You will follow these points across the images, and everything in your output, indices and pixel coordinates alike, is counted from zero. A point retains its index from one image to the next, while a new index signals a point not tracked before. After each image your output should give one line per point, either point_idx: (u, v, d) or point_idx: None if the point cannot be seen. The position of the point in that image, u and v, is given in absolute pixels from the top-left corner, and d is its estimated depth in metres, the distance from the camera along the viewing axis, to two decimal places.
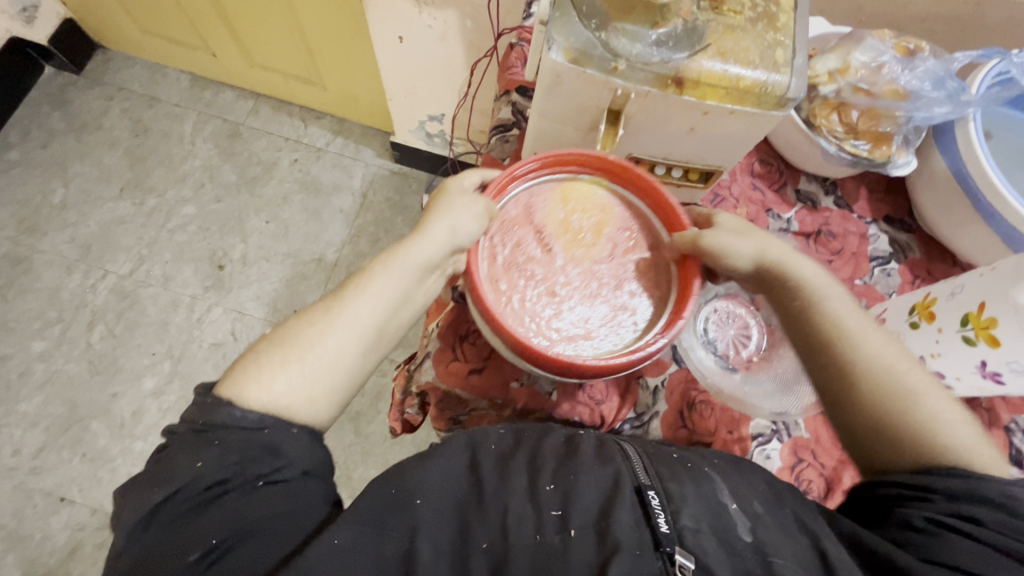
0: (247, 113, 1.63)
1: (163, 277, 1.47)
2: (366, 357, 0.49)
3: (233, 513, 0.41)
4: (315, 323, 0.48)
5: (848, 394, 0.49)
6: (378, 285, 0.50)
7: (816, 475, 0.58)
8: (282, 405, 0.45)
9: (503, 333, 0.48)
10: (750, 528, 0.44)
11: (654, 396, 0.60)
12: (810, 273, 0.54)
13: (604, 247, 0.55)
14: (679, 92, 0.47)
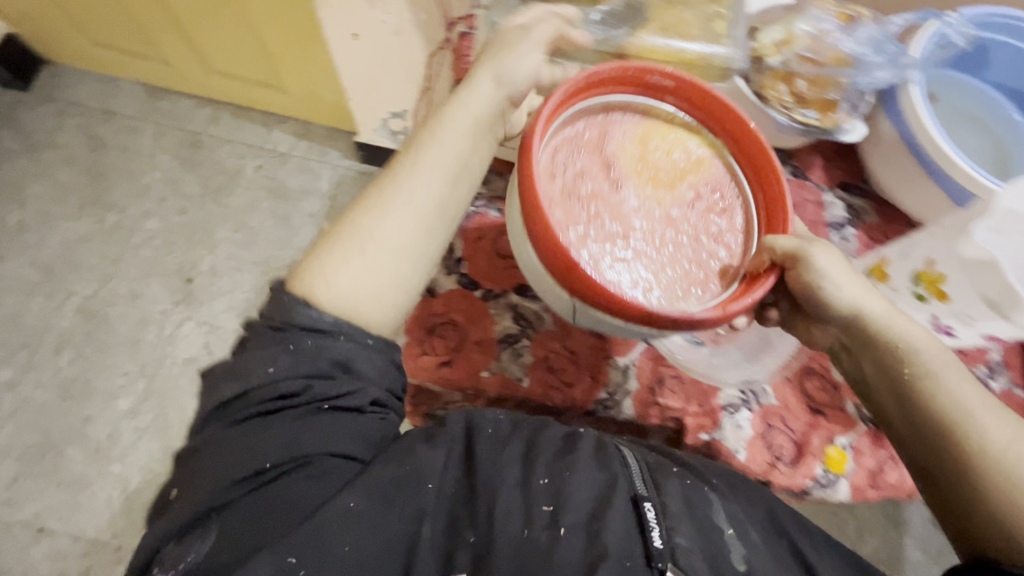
0: (207, 121, 1.59)
1: (131, 294, 1.43)
2: (426, 240, 0.48)
3: (287, 442, 0.43)
4: (373, 198, 0.48)
5: (968, 485, 0.45)
6: (429, 162, 0.48)
7: (787, 440, 0.60)
8: (349, 299, 0.46)
9: (546, 248, 0.43)
10: (745, 556, 0.50)
11: (625, 374, 0.60)
12: (929, 341, 0.50)
13: (679, 203, 0.52)
14: (622, 69, 0.48)
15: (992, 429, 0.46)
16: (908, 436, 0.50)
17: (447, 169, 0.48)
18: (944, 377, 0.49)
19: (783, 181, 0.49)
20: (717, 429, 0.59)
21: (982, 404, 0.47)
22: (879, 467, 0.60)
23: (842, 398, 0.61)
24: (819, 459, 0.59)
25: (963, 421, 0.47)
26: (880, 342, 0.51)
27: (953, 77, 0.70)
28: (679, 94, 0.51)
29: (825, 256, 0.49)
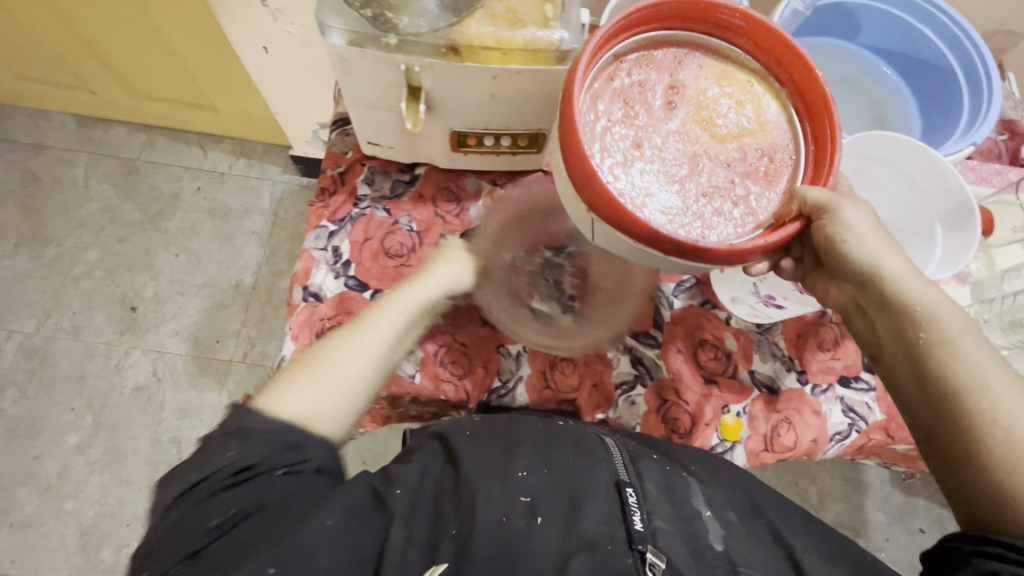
0: (142, 147, 1.58)
1: (74, 328, 1.41)
2: (385, 370, 0.51)
3: (252, 492, 0.40)
4: (345, 332, 0.50)
5: (970, 454, 0.43)
6: (386, 308, 0.52)
7: (681, 412, 0.61)
8: (308, 417, 0.45)
9: (573, 147, 0.41)
10: (722, 535, 0.47)
11: (518, 361, 0.61)
12: (949, 307, 0.47)
13: (731, 148, 0.47)
14: (459, 59, 0.47)
15: (1005, 401, 0.42)
16: (918, 405, 0.47)
17: (403, 329, 0.52)
18: (962, 345, 0.45)
19: (836, 135, 0.45)
20: (611, 408, 0.61)
21: (999, 374, 0.44)
22: (773, 430, 0.61)
23: (734, 366, 0.63)
24: (714, 428, 0.60)
25: (972, 390, 0.43)
26: (894, 302, 0.48)
27: (827, 43, 0.71)
28: (754, 37, 0.48)
29: (853, 208, 0.46)
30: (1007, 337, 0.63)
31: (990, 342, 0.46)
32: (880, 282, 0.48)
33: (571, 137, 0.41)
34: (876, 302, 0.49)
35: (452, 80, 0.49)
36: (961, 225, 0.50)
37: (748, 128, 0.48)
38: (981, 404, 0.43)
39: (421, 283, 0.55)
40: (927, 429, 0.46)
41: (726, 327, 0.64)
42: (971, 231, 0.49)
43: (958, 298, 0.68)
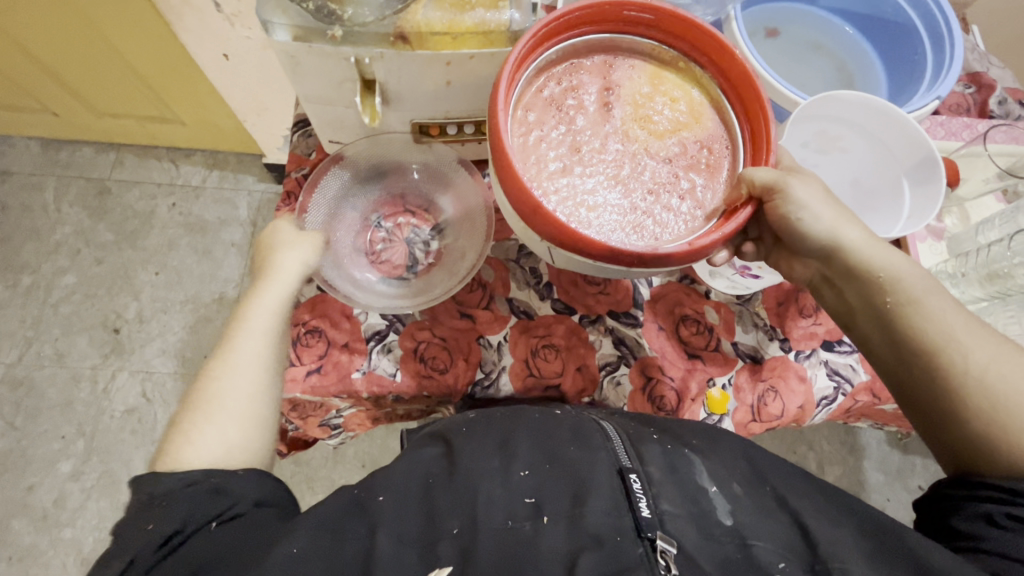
0: (111, 167, 1.55)
1: (56, 354, 1.39)
2: (271, 384, 0.49)
3: (187, 560, 0.38)
4: (213, 362, 0.49)
5: (950, 407, 0.43)
6: (236, 326, 0.50)
7: (667, 389, 0.60)
8: (223, 455, 0.44)
9: (508, 179, 0.41)
10: (731, 510, 0.42)
11: (500, 352, 0.60)
12: (909, 267, 0.47)
13: (662, 145, 0.47)
14: (410, 48, 0.46)
15: (976, 351, 0.43)
16: (893, 368, 0.47)
17: (267, 337, 0.50)
18: (930, 303, 0.45)
19: (769, 113, 0.44)
20: (597, 390, 0.61)
21: (965, 325, 0.44)
22: (760, 400, 0.60)
23: (717, 339, 0.62)
24: (700, 403, 0.60)
25: (944, 344, 0.44)
26: (858, 268, 0.48)
27: (788, 9, 0.69)
28: (665, 27, 0.46)
29: (802, 184, 0.47)
30: (985, 289, 0.63)
31: (952, 296, 0.46)
32: (843, 254, 0.48)
33: (504, 165, 0.41)
34: (840, 274, 0.49)
35: (410, 70, 0.48)
36: (928, 176, 0.50)
37: (677, 125, 0.47)
38: (955, 356, 0.43)
39: (265, 287, 0.52)
40: (904, 388, 0.47)
41: (706, 301, 0.64)
42: (937, 184, 0.48)
43: (938, 255, 0.68)
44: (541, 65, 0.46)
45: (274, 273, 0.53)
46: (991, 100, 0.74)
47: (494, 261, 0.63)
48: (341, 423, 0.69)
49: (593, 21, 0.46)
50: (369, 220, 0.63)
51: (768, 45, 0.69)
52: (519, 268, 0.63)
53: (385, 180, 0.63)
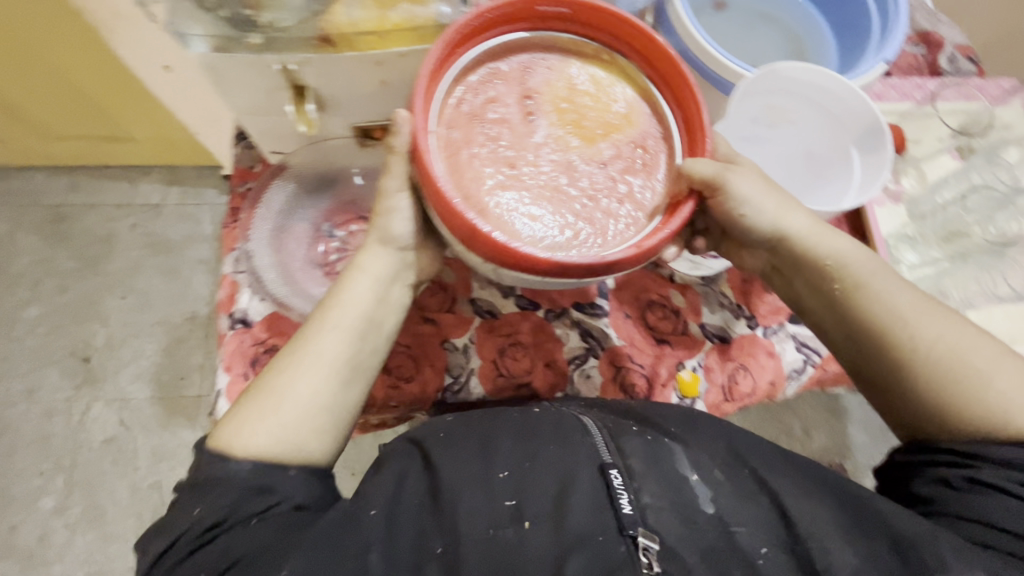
0: (66, 191, 1.49)
1: (27, 390, 1.35)
2: (345, 388, 0.44)
3: (222, 548, 0.37)
4: (295, 340, 0.45)
5: (901, 385, 0.44)
6: (325, 307, 0.46)
7: (638, 376, 0.60)
8: (274, 453, 0.41)
9: (443, 210, 0.40)
10: (712, 497, 0.42)
11: (467, 354, 0.59)
12: (854, 250, 0.47)
13: (596, 144, 0.45)
14: (336, 50, 0.43)
15: (922, 327, 0.43)
16: (846, 350, 0.47)
17: (352, 333, 0.45)
18: (876, 286, 0.46)
19: (698, 96, 0.44)
20: (568, 384, 0.60)
21: (909, 301, 0.45)
22: (730, 380, 0.60)
23: (684, 322, 0.62)
24: (672, 387, 0.60)
25: (890, 323, 0.44)
26: (803, 256, 0.48)
27: None
28: (581, 19, 0.46)
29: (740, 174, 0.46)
30: (942, 249, 0.65)
31: (898, 274, 0.47)
32: (789, 242, 0.48)
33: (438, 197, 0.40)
34: (788, 263, 0.49)
35: (339, 73, 0.46)
36: (875, 145, 0.49)
37: (607, 120, 0.46)
38: (900, 334, 0.44)
39: (357, 268, 0.47)
40: (856, 367, 0.47)
41: (671, 285, 0.63)
42: (884, 149, 0.48)
43: (898, 218, 0.66)
44: (456, 75, 0.44)
45: (375, 250, 0.48)
46: (941, 58, 0.74)
47: (454, 260, 0.61)
48: None
49: (504, 20, 0.44)
50: (320, 230, 0.61)
51: (717, 18, 0.67)
52: None
53: (334, 188, 0.62)
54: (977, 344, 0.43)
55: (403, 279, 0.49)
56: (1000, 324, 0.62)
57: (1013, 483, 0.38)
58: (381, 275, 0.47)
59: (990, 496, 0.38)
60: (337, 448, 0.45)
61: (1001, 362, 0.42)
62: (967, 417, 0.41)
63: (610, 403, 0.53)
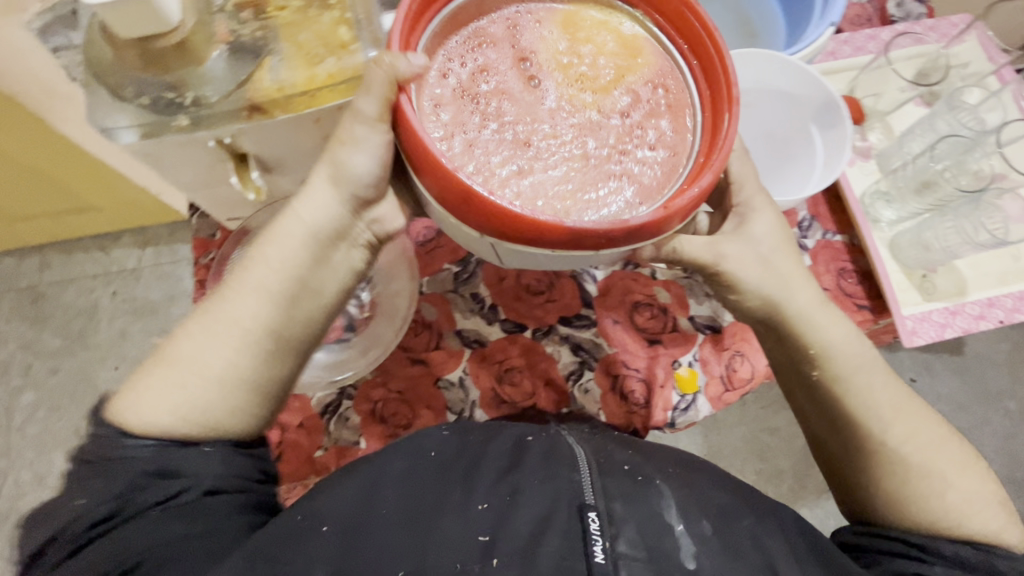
0: (40, 271, 1.46)
1: (37, 477, 1.34)
2: (271, 362, 0.40)
3: (118, 545, 0.34)
4: (214, 303, 0.40)
5: (859, 464, 0.44)
6: (247, 262, 0.41)
7: (636, 382, 0.59)
8: (185, 431, 0.37)
9: (438, 182, 0.36)
10: (695, 553, 0.40)
11: (464, 388, 0.58)
12: (845, 342, 0.45)
13: (608, 97, 0.41)
14: (270, 116, 0.42)
15: (894, 426, 0.44)
16: (814, 420, 0.47)
17: (279, 300, 0.40)
18: (859, 381, 0.44)
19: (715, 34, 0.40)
20: (571, 401, 0.59)
21: (891, 400, 0.44)
22: (728, 369, 0.59)
23: (673, 318, 0.61)
24: (671, 386, 0.59)
25: (866, 416, 0.44)
26: (788, 340, 0.45)
27: None
28: None
29: (738, 247, 0.44)
30: (921, 202, 0.64)
31: (884, 365, 0.45)
32: (778, 323, 0.45)
33: (432, 176, 0.36)
34: (768, 338, 0.47)
35: (277, 135, 0.44)
36: (834, 120, 0.49)
37: (622, 68, 0.42)
38: (876, 426, 0.44)
39: (280, 220, 0.42)
40: (822, 444, 0.47)
41: (654, 282, 0.62)
42: (843, 122, 0.47)
43: (870, 175, 0.66)
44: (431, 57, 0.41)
45: (304, 198, 0.42)
46: (889, 5, 0.73)
47: (432, 296, 0.61)
48: None
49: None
50: None
51: None
52: (461, 297, 0.61)
53: None
54: (944, 445, 0.44)
55: (348, 234, 0.43)
56: (987, 266, 0.63)
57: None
58: (320, 231, 0.42)
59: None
60: (260, 430, 0.41)
61: (959, 463, 0.43)
62: (933, 508, 0.42)
63: (616, 431, 0.54)
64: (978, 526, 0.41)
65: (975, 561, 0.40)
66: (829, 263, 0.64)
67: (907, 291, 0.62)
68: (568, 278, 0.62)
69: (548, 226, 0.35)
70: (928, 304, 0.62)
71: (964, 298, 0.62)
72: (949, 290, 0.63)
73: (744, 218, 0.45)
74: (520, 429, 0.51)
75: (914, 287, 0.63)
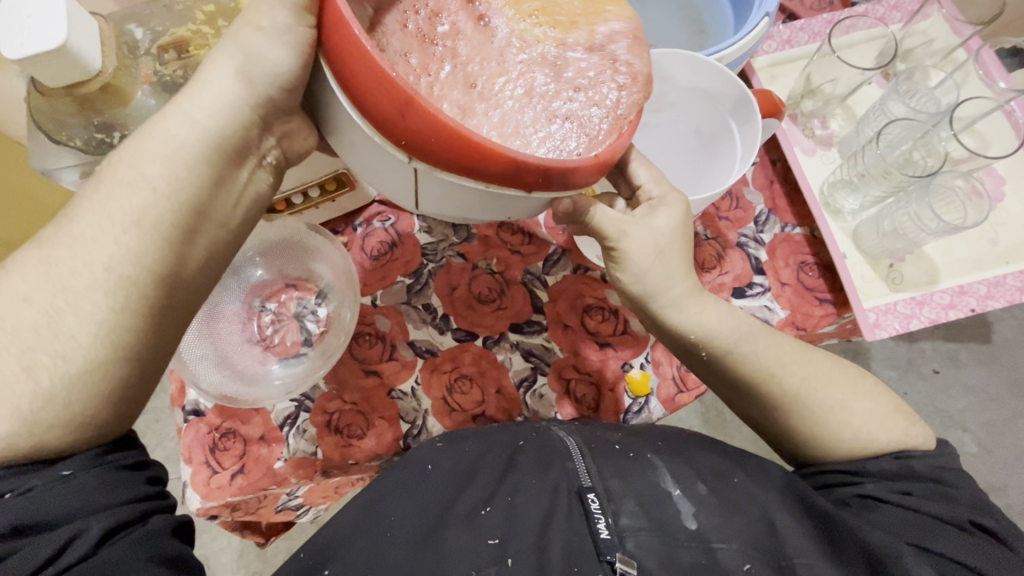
0: None
1: None
2: (161, 320, 0.31)
3: None
4: (66, 251, 0.30)
5: (787, 425, 0.45)
6: (111, 187, 0.31)
7: (587, 386, 0.60)
8: (25, 420, 0.27)
9: (371, 99, 0.28)
10: (695, 512, 0.42)
11: (416, 397, 0.59)
12: (718, 320, 0.45)
13: (558, 32, 0.35)
14: None
15: (793, 375, 0.44)
16: (728, 391, 0.48)
17: (171, 236, 0.31)
18: (741, 351, 0.45)
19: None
20: (522, 408, 0.59)
21: (778, 353, 0.45)
22: (679, 370, 0.60)
23: (624, 320, 0.62)
24: (622, 389, 0.60)
25: (763, 379, 0.44)
26: (670, 333, 0.46)
27: None
28: None
29: (643, 235, 0.42)
30: (883, 186, 0.60)
31: (759, 325, 0.46)
32: (649, 309, 0.45)
33: (351, 77, 0.28)
34: (653, 330, 0.47)
35: None
36: (748, 115, 0.47)
37: (576, 5, 0.36)
38: (774, 388, 0.44)
39: (151, 126, 0.32)
40: (748, 411, 0.48)
41: (605, 285, 0.63)
42: (753, 118, 0.46)
43: (830, 163, 0.64)
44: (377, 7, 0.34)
45: (188, 96, 0.33)
46: None
47: (386, 308, 0.62)
48: (301, 504, 0.67)
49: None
50: (252, 306, 0.61)
51: None
52: (413, 308, 0.62)
53: (269, 258, 0.62)
54: (834, 374, 0.45)
55: (251, 147, 0.35)
56: (960, 252, 0.61)
57: (892, 492, 0.41)
58: (222, 142, 0.33)
59: (881, 505, 0.40)
60: (132, 418, 0.31)
61: (856, 387, 0.45)
62: (858, 439, 0.43)
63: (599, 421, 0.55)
64: (886, 437, 0.43)
65: (900, 471, 0.42)
66: (789, 256, 0.62)
67: (872, 282, 0.60)
68: (519, 285, 0.63)
69: (492, 152, 0.28)
70: (894, 295, 0.59)
71: (934, 286, 0.59)
72: (918, 279, 0.60)
73: (654, 206, 0.43)
74: (513, 433, 0.52)
75: (879, 278, 0.60)
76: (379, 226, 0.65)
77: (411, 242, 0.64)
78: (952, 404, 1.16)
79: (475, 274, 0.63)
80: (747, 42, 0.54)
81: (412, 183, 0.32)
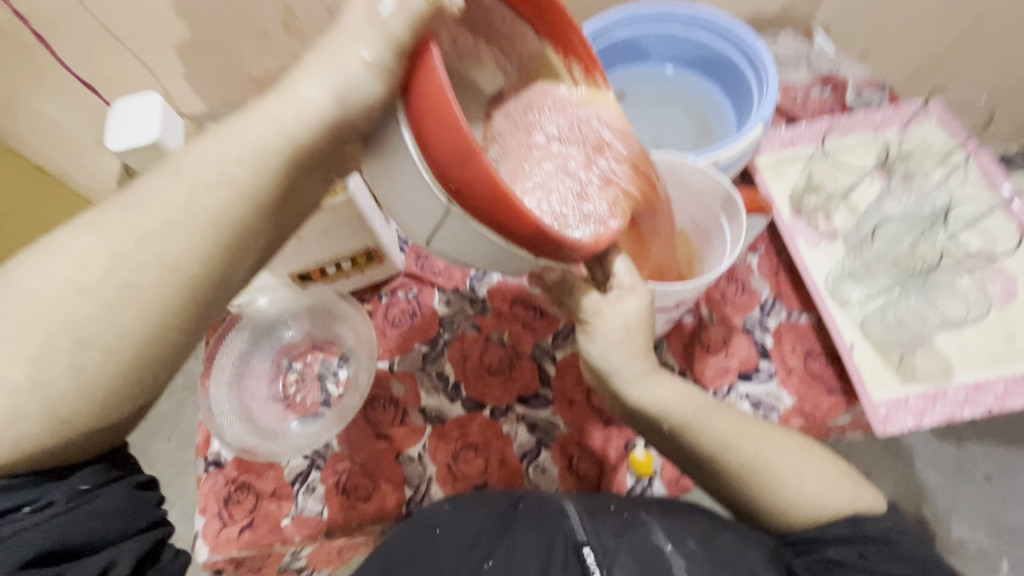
0: None
1: None
2: (193, 329, 0.34)
3: None
4: (127, 243, 0.31)
5: (748, 497, 0.45)
6: (187, 182, 0.33)
7: (589, 462, 0.61)
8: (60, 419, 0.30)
9: (441, 147, 0.31)
10: (685, 569, 0.42)
11: (422, 463, 0.61)
12: (674, 393, 0.47)
13: (569, 163, 0.43)
14: None
15: (744, 447, 0.45)
16: (688, 464, 0.48)
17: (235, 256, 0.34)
18: (698, 424, 0.46)
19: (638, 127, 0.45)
20: (525, 480, 0.61)
21: (733, 424, 0.46)
22: None
23: None
24: (626, 468, 0.60)
25: (717, 451, 0.45)
26: (634, 409, 0.47)
27: (631, 73, 0.74)
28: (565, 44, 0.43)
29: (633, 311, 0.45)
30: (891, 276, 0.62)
31: (716, 401, 0.48)
32: (612, 382, 0.47)
33: (425, 117, 0.31)
34: (619, 404, 0.49)
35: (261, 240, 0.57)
36: (735, 213, 0.52)
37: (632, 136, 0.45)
38: (729, 459, 0.45)
39: (236, 127, 0.35)
40: (714, 486, 0.47)
41: None
42: (738, 216, 0.51)
43: (836, 255, 0.66)
44: None
45: (280, 101, 0.35)
46: (848, 95, 0.76)
47: (401, 373, 0.66)
48: (304, 566, 0.67)
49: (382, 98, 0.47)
50: (281, 365, 0.66)
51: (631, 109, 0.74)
52: (427, 375, 0.65)
53: (303, 322, 0.67)
54: (783, 443, 0.46)
55: (327, 159, 0.37)
56: (974, 347, 0.60)
57: (850, 556, 0.40)
58: (308, 155, 0.36)
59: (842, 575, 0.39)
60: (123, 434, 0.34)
61: (806, 453, 0.45)
62: (818, 500, 0.43)
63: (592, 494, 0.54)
64: (839, 501, 0.43)
65: (858, 534, 0.41)
66: (795, 343, 0.63)
67: (883, 374, 0.59)
68: (529, 358, 0.66)
69: (522, 218, 0.32)
70: (905, 388, 0.58)
71: (949, 381, 0.58)
72: (930, 372, 0.59)
73: (623, 292, 0.44)
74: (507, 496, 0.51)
75: (890, 370, 0.60)
76: (402, 296, 0.70)
77: (428, 311, 0.69)
78: (1009, 515, 1.06)
79: (487, 345, 0.67)
80: (745, 144, 0.59)
81: (439, 221, 0.35)
